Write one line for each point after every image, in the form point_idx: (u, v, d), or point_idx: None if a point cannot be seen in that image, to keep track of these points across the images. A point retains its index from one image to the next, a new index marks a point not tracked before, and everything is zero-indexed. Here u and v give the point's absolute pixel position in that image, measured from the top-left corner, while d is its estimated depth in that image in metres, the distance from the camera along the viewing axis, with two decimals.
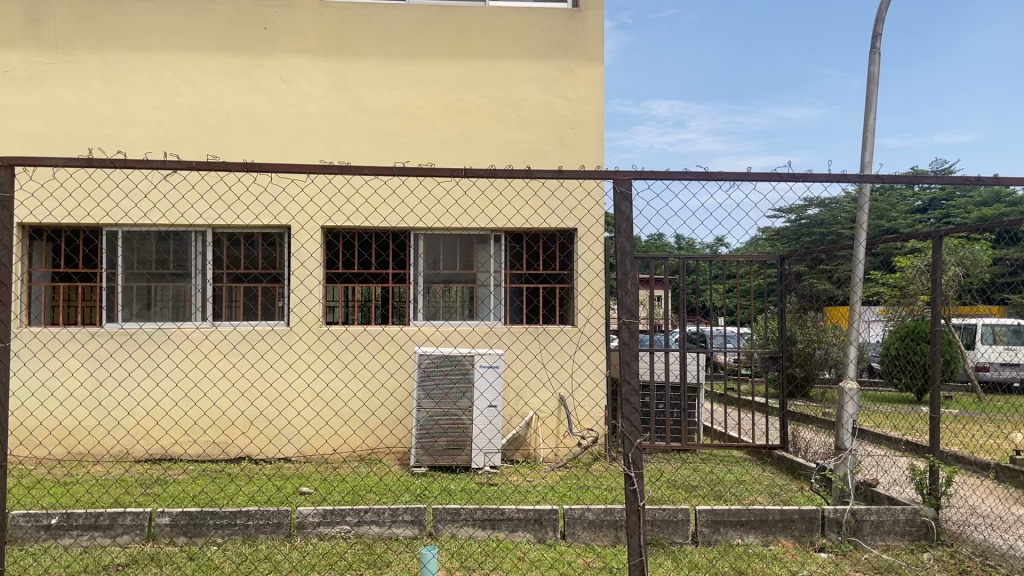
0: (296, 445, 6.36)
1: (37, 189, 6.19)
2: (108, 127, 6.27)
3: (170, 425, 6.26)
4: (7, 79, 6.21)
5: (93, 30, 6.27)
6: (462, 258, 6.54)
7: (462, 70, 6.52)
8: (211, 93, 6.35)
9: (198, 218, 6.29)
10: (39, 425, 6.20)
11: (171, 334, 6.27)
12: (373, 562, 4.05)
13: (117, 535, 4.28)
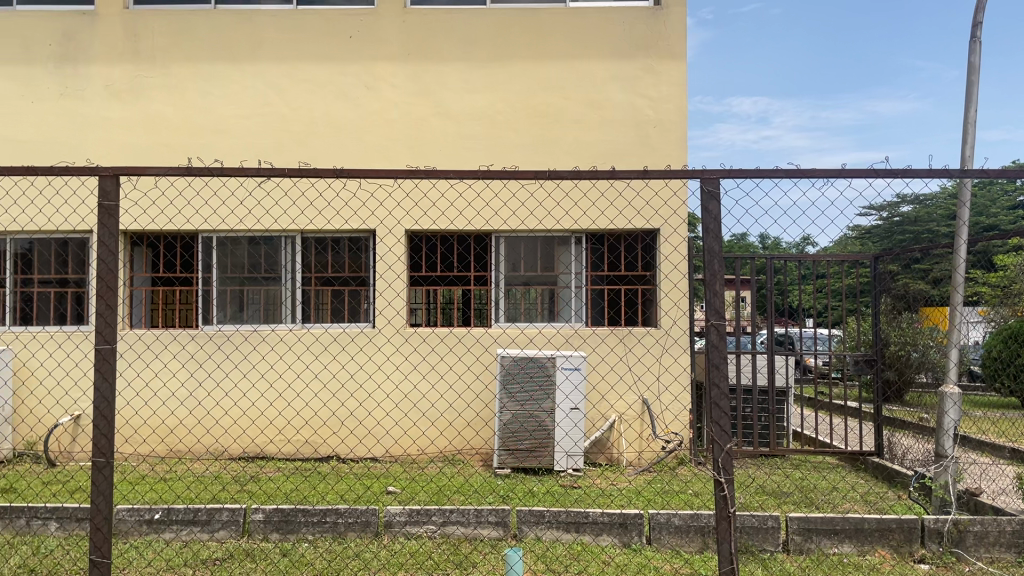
0: (385, 445, 6.48)
1: (140, 198, 6.48)
2: (203, 137, 6.51)
3: (266, 424, 6.46)
4: (109, 92, 6.52)
5: (188, 43, 6.53)
6: (545, 260, 6.52)
7: (542, 72, 6.53)
8: (299, 101, 6.53)
9: (290, 223, 6.48)
10: (142, 424, 6.48)
11: (266, 335, 6.47)
12: (459, 562, 4.08)
13: (214, 530, 4.45)
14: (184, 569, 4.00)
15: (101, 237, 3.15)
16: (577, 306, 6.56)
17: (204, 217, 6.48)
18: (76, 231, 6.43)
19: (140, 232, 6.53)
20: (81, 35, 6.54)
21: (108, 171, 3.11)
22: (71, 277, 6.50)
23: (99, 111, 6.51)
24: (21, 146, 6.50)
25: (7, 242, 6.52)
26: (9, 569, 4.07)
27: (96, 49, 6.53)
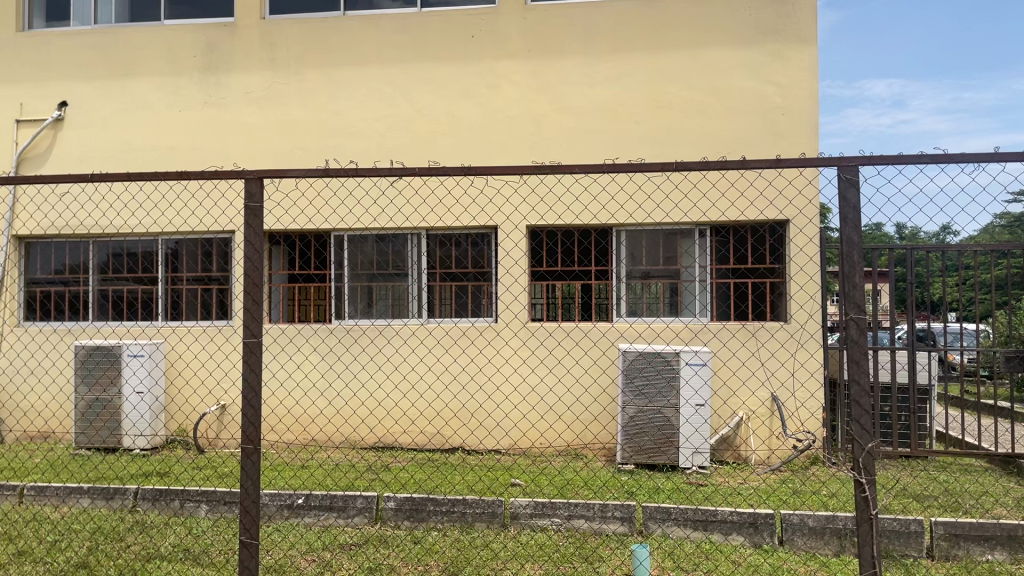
0: (510, 437, 6.55)
1: (281, 198, 6.78)
2: (335, 139, 6.78)
3: (392, 416, 6.67)
4: (248, 99, 6.88)
5: (320, 49, 6.81)
6: (667, 252, 6.45)
7: (665, 63, 6.43)
8: (424, 101, 6.69)
9: (415, 220, 6.67)
10: (272, 412, 6.79)
11: (398, 329, 6.69)
12: (586, 556, 4.09)
13: (350, 516, 4.64)
14: (321, 552, 4.19)
15: (248, 236, 3.33)
16: (701, 301, 6.44)
17: (338, 215, 6.70)
18: (219, 231, 6.81)
19: (283, 231, 6.84)
20: (222, 46, 6.92)
21: (254, 174, 3.29)
22: (215, 276, 6.92)
23: (239, 117, 6.88)
24: (170, 152, 6.95)
25: (160, 242, 7.00)
26: (166, 548, 4.39)
27: (236, 58, 6.90)
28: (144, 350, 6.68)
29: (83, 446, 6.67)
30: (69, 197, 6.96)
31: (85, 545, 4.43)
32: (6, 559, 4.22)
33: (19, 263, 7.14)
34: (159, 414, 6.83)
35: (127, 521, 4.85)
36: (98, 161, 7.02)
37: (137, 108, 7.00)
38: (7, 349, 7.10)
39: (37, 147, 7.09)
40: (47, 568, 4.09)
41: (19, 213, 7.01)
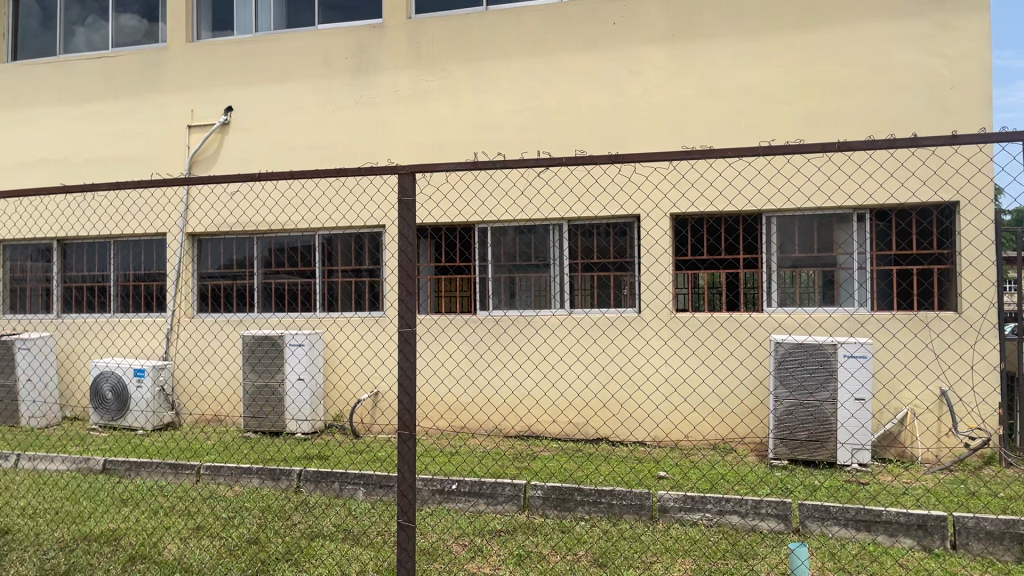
0: (651, 430, 6.46)
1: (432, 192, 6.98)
2: (478, 132, 6.89)
3: (534, 404, 6.73)
4: (396, 97, 7.10)
5: (463, 45, 6.93)
6: (821, 240, 6.16)
7: (819, 39, 6.12)
8: (565, 92, 6.68)
9: (553, 211, 6.69)
10: (426, 401, 7.00)
11: (547, 319, 6.73)
12: (738, 552, 3.98)
13: (499, 502, 4.72)
14: (473, 537, 4.27)
15: (401, 230, 3.38)
16: (862, 292, 6.10)
17: (486, 207, 6.84)
18: (373, 225, 7.09)
19: (433, 225, 7.03)
20: (371, 47, 7.17)
21: (406, 169, 3.35)
22: (365, 266, 7.19)
23: (388, 115, 7.12)
24: (324, 151, 7.29)
25: (317, 237, 7.34)
26: (329, 527, 4.63)
27: (384, 58, 7.13)
28: (306, 340, 7.08)
29: (252, 430, 7.17)
30: (238, 195, 7.44)
31: (256, 522, 4.73)
32: (188, 532, 4.57)
33: (193, 260, 7.72)
34: (318, 400, 7.20)
35: (293, 500, 5.15)
36: (260, 162, 7.45)
37: (294, 111, 7.38)
38: (180, 340, 7.63)
39: (207, 150, 7.62)
40: (224, 542, 4.39)
41: (191, 212, 7.56)
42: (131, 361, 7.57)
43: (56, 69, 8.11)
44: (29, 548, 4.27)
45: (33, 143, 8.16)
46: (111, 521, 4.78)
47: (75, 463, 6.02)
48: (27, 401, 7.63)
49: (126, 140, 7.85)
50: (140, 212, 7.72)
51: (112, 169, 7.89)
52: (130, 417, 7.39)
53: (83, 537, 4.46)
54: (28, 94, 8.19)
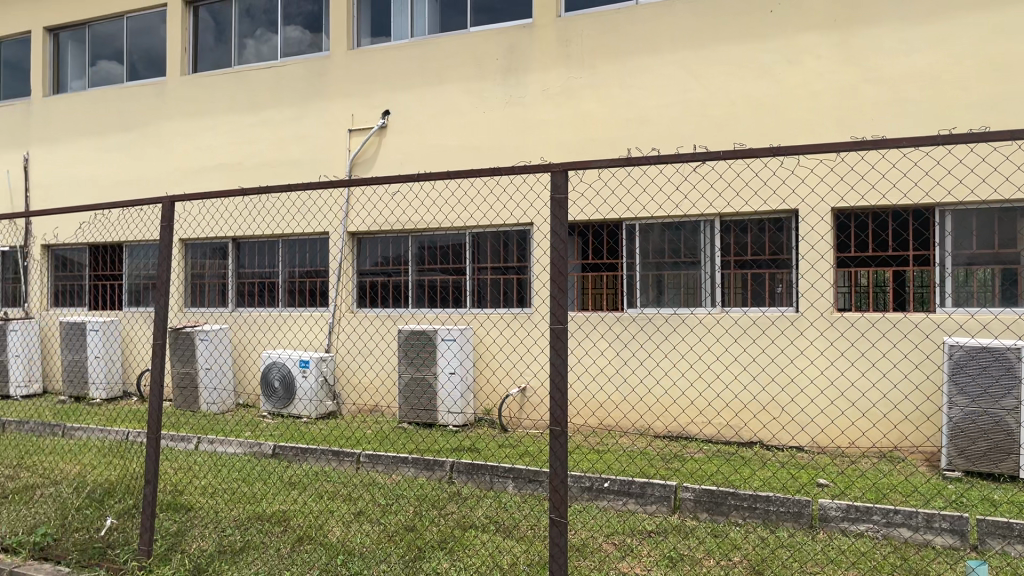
0: (810, 434, 6.22)
1: (585, 189, 6.97)
2: (628, 128, 6.83)
3: (688, 404, 6.59)
4: (546, 95, 7.16)
5: (612, 41, 6.89)
6: (1003, 235, 5.69)
7: (1000, 19, 5.66)
8: (718, 84, 6.50)
9: (708, 206, 6.51)
10: (577, 398, 6.99)
11: (701, 318, 6.56)
12: (907, 566, 3.76)
13: (648, 503, 4.67)
14: (623, 536, 4.25)
15: (553, 227, 3.35)
16: None
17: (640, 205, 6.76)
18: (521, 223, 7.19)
19: (585, 222, 7.01)
20: (521, 47, 7.25)
21: (560, 166, 3.33)
22: (511, 265, 7.29)
23: (537, 113, 7.19)
24: (475, 150, 7.46)
25: (468, 235, 7.52)
26: (481, 519, 4.74)
27: (533, 58, 7.20)
28: (456, 334, 7.29)
29: (407, 420, 7.44)
30: (402, 196, 7.78)
31: (411, 510, 4.91)
32: (350, 517, 4.80)
33: (353, 256, 8.10)
34: (467, 394, 7.37)
35: (446, 491, 5.31)
36: (416, 163, 7.72)
37: (447, 112, 7.59)
38: (341, 334, 8.06)
39: (366, 153, 7.96)
40: (383, 527, 4.59)
41: (351, 213, 7.97)
42: (297, 352, 8.05)
43: (231, 80, 8.71)
44: (209, 524, 4.61)
45: (211, 150, 8.79)
46: (281, 503, 5.10)
47: (249, 447, 6.48)
48: (208, 389, 8.33)
49: (293, 145, 8.34)
50: (305, 214, 8.23)
51: (280, 172, 8.39)
52: (294, 405, 7.84)
53: (256, 517, 4.78)
54: (207, 104, 8.84)
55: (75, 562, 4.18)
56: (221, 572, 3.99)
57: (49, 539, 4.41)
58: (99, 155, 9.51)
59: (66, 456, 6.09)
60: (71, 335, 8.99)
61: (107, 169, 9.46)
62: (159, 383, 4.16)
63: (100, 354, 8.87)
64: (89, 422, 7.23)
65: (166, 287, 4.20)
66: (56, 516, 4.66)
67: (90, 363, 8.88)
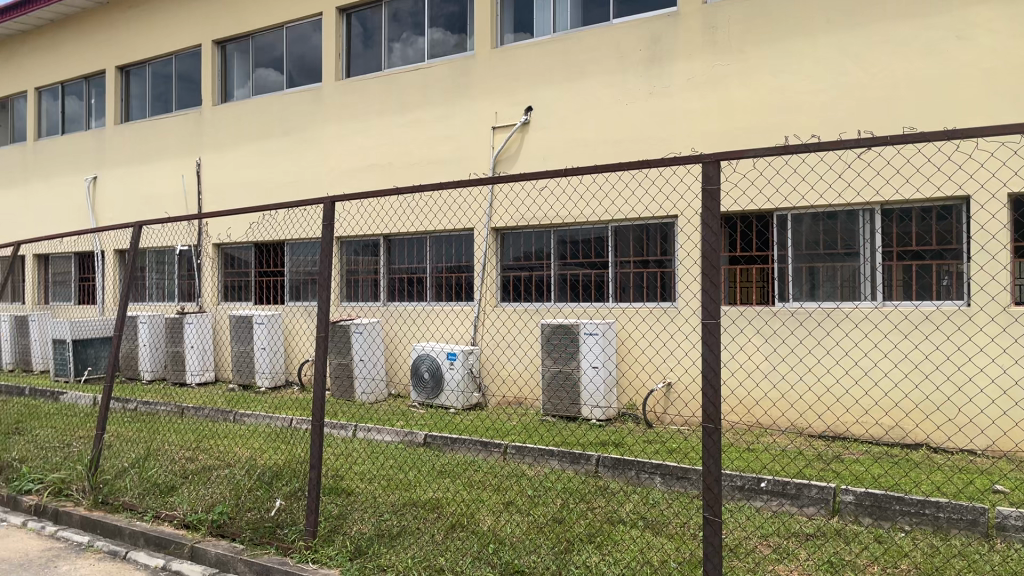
0: (987, 438, 5.80)
1: (739, 180, 6.78)
2: (779, 115, 6.59)
3: (851, 403, 6.27)
4: (691, 84, 7.01)
5: (762, 25, 6.66)
6: None
7: None
8: (878, 66, 6.16)
9: (874, 194, 6.17)
10: (731, 394, 6.79)
11: (866, 312, 6.21)
12: None
13: (803, 505, 4.54)
14: (779, 538, 4.11)
15: (705, 219, 3.25)
16: None
17: (798, 193, 6.43)
18: (663, 215, 7.18)
19: (739, 213, 6.80)
20: (665, 36, 7.13)
21: (713, 156, 3.22)
22: (651, 259, 7.24)
23: (683, 103, 7.05)
24: (618, 143, 7.40)
25: (609, 229, 7.49)
26: (628, 514, 4.73)
27: (678, 47, 7.07)
28: (598, 329, 7.27)
29: (550, 412, 7.45)
30: (550, 189, 7.77)
31: (559, 503, 4.95)
32: (500, 507, 4.89)
33: (497, 250, 8.28)
34: (611, 389, 7.37)
35: (592, 484, 5.33)
36: (560, 158, 7.75)
37: (589, 107, 7.57)
38: (486, 327, 8.24)
39: (510, 149, 8.08)
40: (533, 518, 4.65)
41: (496, 209, 8.13)
42: (445, 345, 8.27)
43: (383, 83, 9.05)
44: (368, 509, 4.82)
45: (364, 151, 9.18)
46: (433, 490, 5.27)
47: (401, 436, 6.78)
48: (360, 378, 8.68)
49: (440, 144, 8.57)
50: (451, 211, 8.47)
51: (428, 170, 8.65)
52: (442, 396, 8.07)
53: (411, 503, 4.96)
54: (361, 107, 9.23)
55: (249, 540, 4.52)
56: (380, 554, 4.16)
57: (226, 517, 4.77)
58: (263, 159, 10.14)
59: (237, 441, 6.55)
60: (239, 328, 9.66)
61: (269, 172, 10.07)
62: (322, 374, 4.40)
63: (265, 345, 9.47)
64: (257, 409, 7.78)
65: (328, 284, 4.43)
66: (232, 496, 5.01)
67: (256, 354, 9.49)
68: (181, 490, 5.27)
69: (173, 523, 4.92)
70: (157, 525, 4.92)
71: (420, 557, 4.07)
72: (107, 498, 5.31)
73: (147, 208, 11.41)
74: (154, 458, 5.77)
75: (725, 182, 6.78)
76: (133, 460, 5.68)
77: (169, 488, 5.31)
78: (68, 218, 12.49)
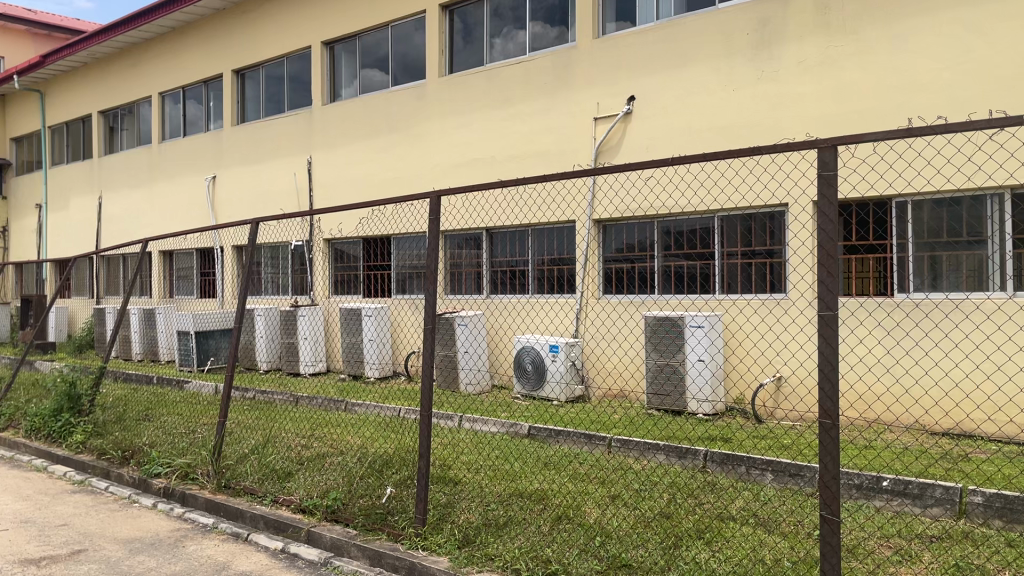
0: None
1: (856, 165, 6.45)
2: (897, 97, 6.29)
3: (982, 399, 5.91)
4: (802, 68, 6.77)
5: (879, 3, 6.35)
6: None
7: None
8: (1008, 41, 5.78)
9: (1005, 178, 5.80)
10: (849, 389, 6.51)
11: (998, 304, 5.87)
12: None
13: (927, 505, 4.35)
14: (899, 539, 3.93)
15: (820, 208, 3.12)
16: None
17: (923, 177, 6.14)
18: (774, 204, 6.97)
19: (858, 200, 6.52)
20: (774, 19, 6.90)
21: (828, 142, 3.06)
22: (755, 250, 7.13)
23: (793, 88, 6.82)
24: (724, 131, 7.23)
25: (715, 219, 7.40)
26: (738, 511, 4.62)
27: (789, 29, 6.83)
28: (705, 321, 7.12)
29: (654, 407, 7.39)
30: (656, 180, 7.67)
31: (666, 497, 4.89)
32: (606, 499, 4.87)
33: (599, 242, 8.20)
34: (718, 383, 7.18)
35: (699, 479, 5.24)
36: (664, 148, 7.62)
37: (694, 95, 7.42)
38: (589, 319, 8.21)
39: (612, 140, 8.01)
40: (640, 512, 4.61)
41: (597, 201, 8.09)
42: (549, 337, 8.27)
43: (485, 78, 9.12)
44: (475, 498, 4.89)
45: (467, 146, 9.29)
46: (539, 481, 5.30)
47: (506, 427, 6.85)
48: (464, 369, 8.80)
49: (541, 137, 8.58)
50: (555, 204, 8.56)
51: (530, 163, 8.68)
52: (546, 389, 8.07)
53: (517, 494, 5.00)
54: (463, 103, 9.34)
55: (362, 525, 4.66)
56: (487, 543, 4.21)
57: (339, 503, 4.92)
58: (370, 157, 10.41)
59: (349, 429, 6.76)
60: (348, 320, 9.96)
61: (376, 168, 10.33)
62: (429, 366, 4.48)
63: (373, 336, 9.71)
64: (366, 398, 8.03)
65: (434, 277, 4.50)
66: (344, 482, 5.16)
67: (365, 345, 9.76)
68: (297, 476, 5.48)
69: (291, 507, 5.13)
70: (276, 509, 5.14)
71: (526, 547, 4.08)
72: (229, 482, 5.57)
73: (262, 205, 11.91)
74: (272, 445, 6.01)
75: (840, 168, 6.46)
76: (253, 447, 5.94)
77: (286, 474, 5.53)
78: (190, 216, 13.17)
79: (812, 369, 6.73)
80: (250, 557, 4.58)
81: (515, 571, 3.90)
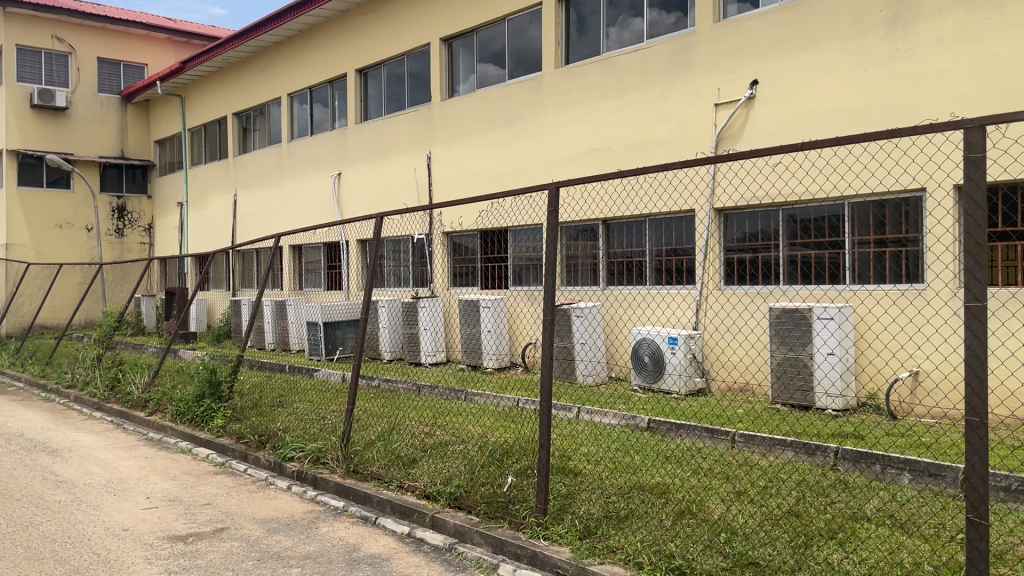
0: None
1: (1007, 146, 6.09)
2: None
3: None
4: (941, 45, 6.37)
5: None
6: None
7: None
8: None
9: None
10: (1001, 384, 6.11)
11: None
12: None
13: None
14: None
15: (967, 191, 2.92)
16: None
17: None
18: (912, 188, 6.61)
19: (1007, 182, 6.11)
20: None
21: (977, 122, 2.87)
22: (889, 238, 6.76)
23: (931, 66, 6.43)
24: (855, 114, 6.91)
25: (847, 205, 7.05)
26: (871, 511, 4.43)
27: (927, 3, 6.44)
28: (836, 313, 6.85)
29: (780, 402, 7.06)
30: (782, 165, 7.43)
31: (795, 496, 4.72)
32: (731, 496, 4.76)
33: (719, 231, 8.02)
34: (849, 375, 6.91)
35: (830, 477, 5.05)
36: (789, 133, 7.35)
37: (822, 76, 7.12)
38: (710, 310, 8.03)
39: (734, 125, 7.79)
40: (766, 509, 4.48)
41: (718, 189, 7.91)
42: (666, 329, 8.14)
43: (601, 68, 9.05)
44: (594, 489, 4.87)
45: (584, 136, 9.26)
46: (661, 475, 5.23)
47: (625, 419, 6.80)
48: (581, 360, 8.84)
49: (660, 125, 8.44)
50: (675, 194, 8.39)
51: (648, 152, 8.56)
52: (663, 380, 7.95)
53: (638, 487, 4.95)
54: (579, 94, 9.31)
55: (484, 513, 4.73)
56: (609, 535, 4.19)
57: (463, 490, 5.02)
58: (487, 150, 10.54)
59: (470, 418, 6.87)
60: (467, 311, 10.17)
61: (493, 162, 10.45)
62: (549, 357, 4.48)
63: (491, 327, 9.91)
64: (485, 388, 8.17)
65: (553, 268, 4.50)
66: (466, 470, 5.27)
67: (484, 336, 9.96)
68: (421, 463, 5.62)
69: (415, 494, 5.27)
70: (402, 494, 5.30)
71: (648, 541, 4.03)
72: (358, 467, 5.79)
73: (384, 199, 12.27)
74: (396, 432, 6.19)
75: (990, 150, 6.11)
76: (379, 433, 6.13)
77: (410, 461, 5.67)
78: (318, 212, 13.73)
79: (956, 364, 6.41)
80: (379, 540, 4.74)
81: (638, 565, 3.87)
